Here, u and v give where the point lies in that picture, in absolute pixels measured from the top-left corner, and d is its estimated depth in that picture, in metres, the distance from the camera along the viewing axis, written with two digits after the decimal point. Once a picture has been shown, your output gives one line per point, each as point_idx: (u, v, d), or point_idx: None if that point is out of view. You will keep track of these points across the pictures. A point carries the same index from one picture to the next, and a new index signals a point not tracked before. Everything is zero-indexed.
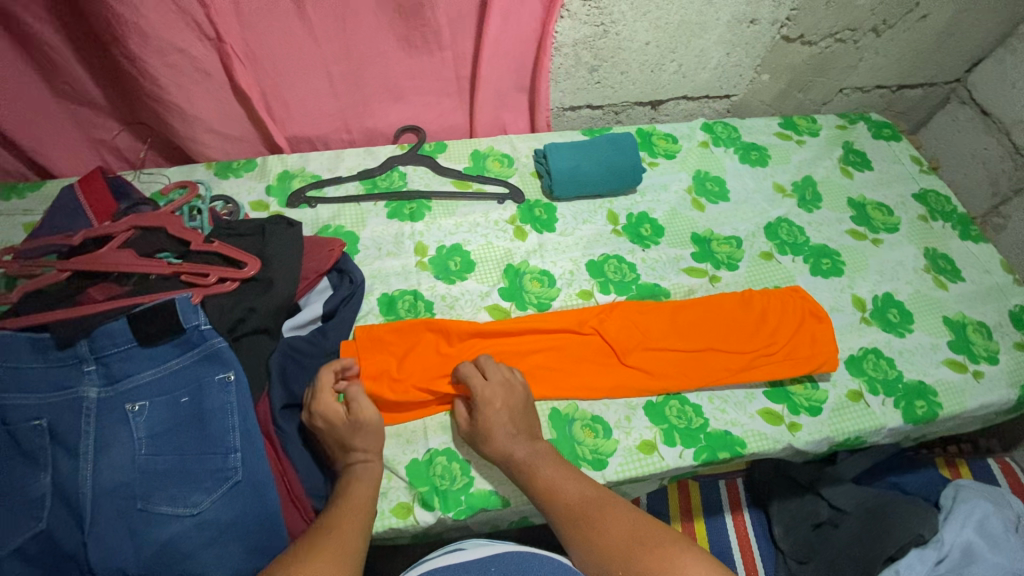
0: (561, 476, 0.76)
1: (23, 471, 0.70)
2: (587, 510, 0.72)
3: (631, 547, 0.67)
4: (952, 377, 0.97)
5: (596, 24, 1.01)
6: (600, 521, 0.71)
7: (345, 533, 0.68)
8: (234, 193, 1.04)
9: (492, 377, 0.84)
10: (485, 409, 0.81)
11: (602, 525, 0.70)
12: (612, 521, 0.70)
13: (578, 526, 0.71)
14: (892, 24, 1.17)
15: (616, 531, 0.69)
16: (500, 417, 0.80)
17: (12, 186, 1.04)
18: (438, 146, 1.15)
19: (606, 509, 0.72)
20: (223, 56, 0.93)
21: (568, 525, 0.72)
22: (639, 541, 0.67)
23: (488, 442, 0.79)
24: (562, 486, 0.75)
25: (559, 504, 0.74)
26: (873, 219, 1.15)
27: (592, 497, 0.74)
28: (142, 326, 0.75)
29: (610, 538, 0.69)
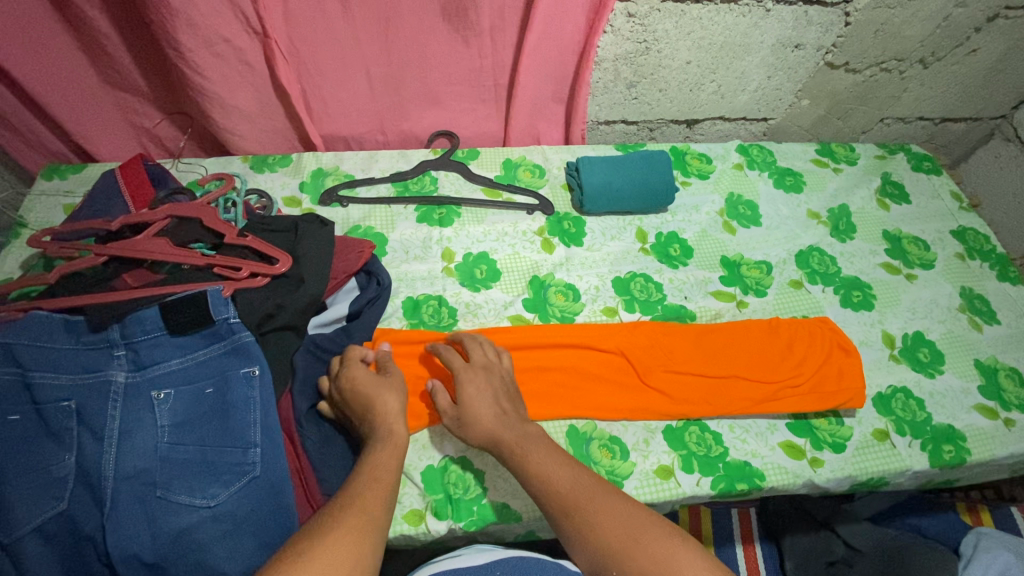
0: (554, 464, 0.73)
1: (50, 451, 0.71)
2: (580, 501, 0.69)
3: (629, 543, 0.64)
4: (982, 424, 0.94)
5: (639, 41, 1.01)
6: (593, 513, 0.67)
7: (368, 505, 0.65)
8: (268, 187, 1.05)
9: (475, 360, 0.84)
10: (473, 392, 0.80)
11: (596, 517, 0.67)
12: (608, 514, 0.67)
13: (571, 517, 0.68)
14: (940, 57, 1.14)
15: (611, 525, 0.66)
16: (487, 401, 0.79)
17: (55, 167, 1.07)
18: (471, 152, 1.15)
19: (601, 500, 0.69)
20: (268, 51, 0.93)
21: (562, 516, 0.69)
22: (635, 536, 0.64)
23: (477, 429, 0.78)
24: (554, 475, 0.72)
25: (552, 494, 0.71)
26: (907, 253, 1.13)
27: (585, 487, 0.71)
28: (172, 315, 0.76)
29: (605, 531, 0.66)
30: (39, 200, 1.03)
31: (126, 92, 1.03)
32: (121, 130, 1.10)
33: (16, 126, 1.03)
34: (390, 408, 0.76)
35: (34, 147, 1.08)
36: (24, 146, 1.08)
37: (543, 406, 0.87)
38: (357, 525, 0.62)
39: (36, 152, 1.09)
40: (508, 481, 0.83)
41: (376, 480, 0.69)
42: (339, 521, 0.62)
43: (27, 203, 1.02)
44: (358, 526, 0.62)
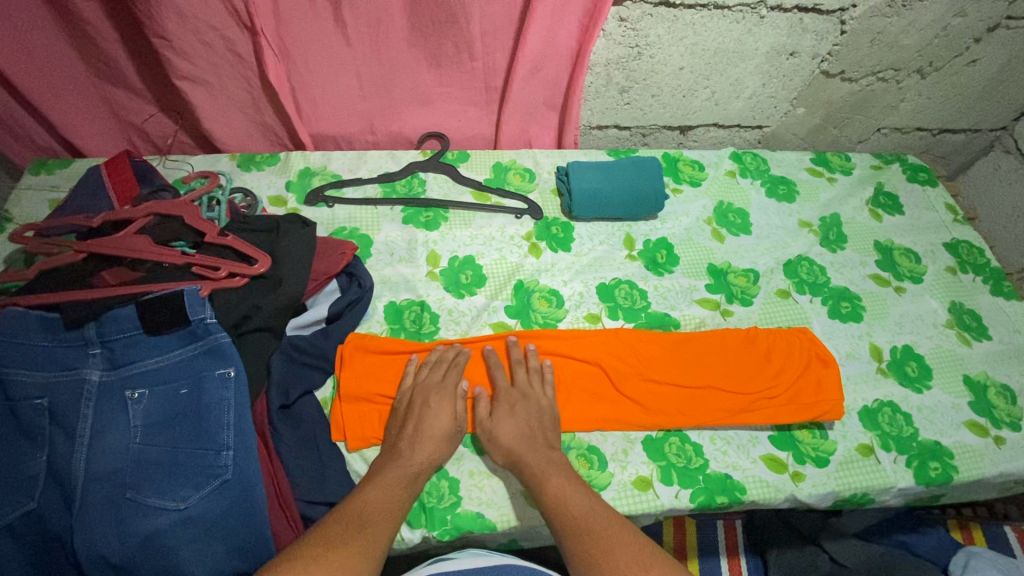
0: (571, 489, 0.74)
1: (20, 448, 0.71)
2: (594, 528, 0.69)
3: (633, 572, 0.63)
4: (971, 441, 0.93)
5: (631, 46, 1.00)
6: (605, 539, 0.67)
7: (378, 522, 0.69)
8: (255, 186, 1.05)
9: (519, 383, 0.87)
10: (505, 413, 0.83)
11: (607, 545, 0.66)
12: (618, 543, 0.67)
13: (581, 541, 0.68)
14: (938, 67, 1.13)
15: (621, 554, 0.65)
16: (515, 423, 0.82)
17: (42, 162, 1.06)
18: (461, 155, 1.14)
19: (614, 529, 0.69)
20: (256, 47, 0.92)
21: (572, 540, 0.69)
22: (643, 568, 0.64)
23: (499, 447, 0.80)
24: (570, 500, 0.73)
25: (564, 516, 0.71)
26: (898, 265, 1.11)
27: (601, 516, 0.70)
28: (149, 314, 0.75)
29: (611, 559, 0.65)
30: (25, 194, 1.02)
31: (114, 86, 1.03)
32: (111, 125, 1.09)
33: (4, 120, 1.03)
34: (427, 429, 0.80)
35: (21, 141, 1.08)
36: (12, 140, 1.07)
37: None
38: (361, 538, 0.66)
39: (25, 146, 1.09)
40: (488, 491, 0.82)
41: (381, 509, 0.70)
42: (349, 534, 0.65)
43: (13, 198, 1.01)
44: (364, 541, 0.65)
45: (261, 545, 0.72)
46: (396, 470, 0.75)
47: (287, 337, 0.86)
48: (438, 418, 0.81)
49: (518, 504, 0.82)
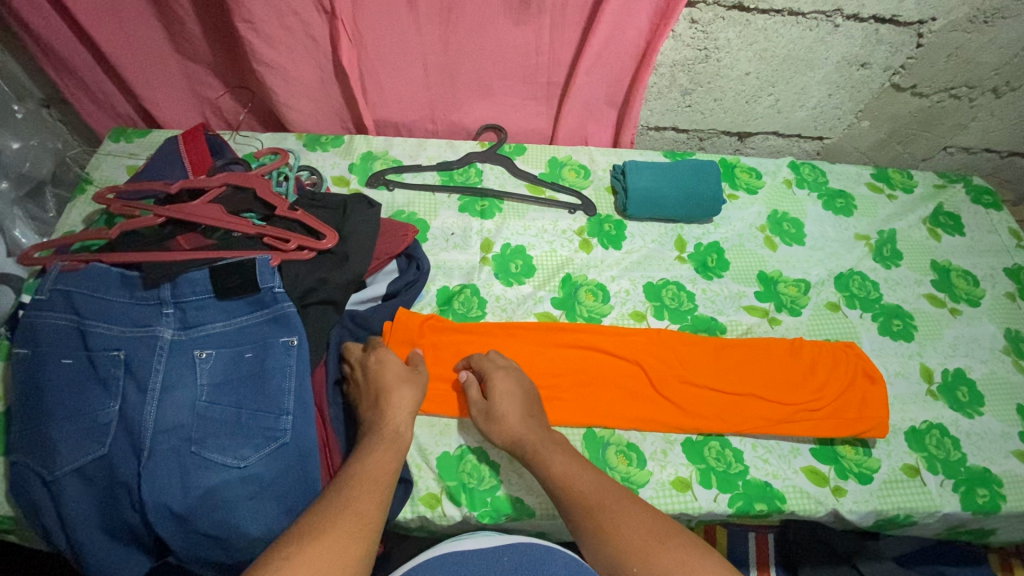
0: (577, 466, 0.75)
1: (96, 396, 0.74)
2: (602, 500, 0.71)
3: (651, 547, 0.65)
4: (1021, 471, 0.90)
5: (699, 48, 1.00)
6: (617, 514, 0.69)
7: (365, 519, 0.65)
8: (319, 165, 1.08)
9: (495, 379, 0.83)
10: (501, 395, 0.81)
11: (619, 517, 0.68)
12: (628, 516, 0.68)
13: (590, 514, 0.70)
14: (1015, 87, 1.09)
15: (633, 526, 0.67)
16: (513, 405, 0.80)
17: (122, 130, 1.12)
18: (517, 148, 1.15)
19: (623, 502, 0.71)
20: (332, 32, 0.95)
21: (580, 514, 0.70)
22: (657, 538, 0.66)
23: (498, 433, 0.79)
24: (578, 475, 0.74)
25: (572, 492, 0.72)
26: (955, 286, 1.08)
27: (606, 490, 0.72)
28: (221, 279, 0.79)
29: (624, 534, 0.67)
30: (104, 159, 1.08)
31: (194, 63, 1.07)
32: (186, 97, 1.14)
33: (89, 85, 1.09)
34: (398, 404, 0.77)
35: (104, 109, 1.14)
36: (93, 104, 1.13)
37: (561, 410, 0.87)
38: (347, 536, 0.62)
39: (105, 111, 1.15)
40: (524, 476, 0.83)
41: (372, 480, 0.69)
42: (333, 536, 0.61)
43: (95, 161, 1.07)
44: (350, 538, 0.62)
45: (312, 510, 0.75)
46: (376, 446, 0.73)
47: (348, 310, 0.89)
48: (406, 393, 0.79)
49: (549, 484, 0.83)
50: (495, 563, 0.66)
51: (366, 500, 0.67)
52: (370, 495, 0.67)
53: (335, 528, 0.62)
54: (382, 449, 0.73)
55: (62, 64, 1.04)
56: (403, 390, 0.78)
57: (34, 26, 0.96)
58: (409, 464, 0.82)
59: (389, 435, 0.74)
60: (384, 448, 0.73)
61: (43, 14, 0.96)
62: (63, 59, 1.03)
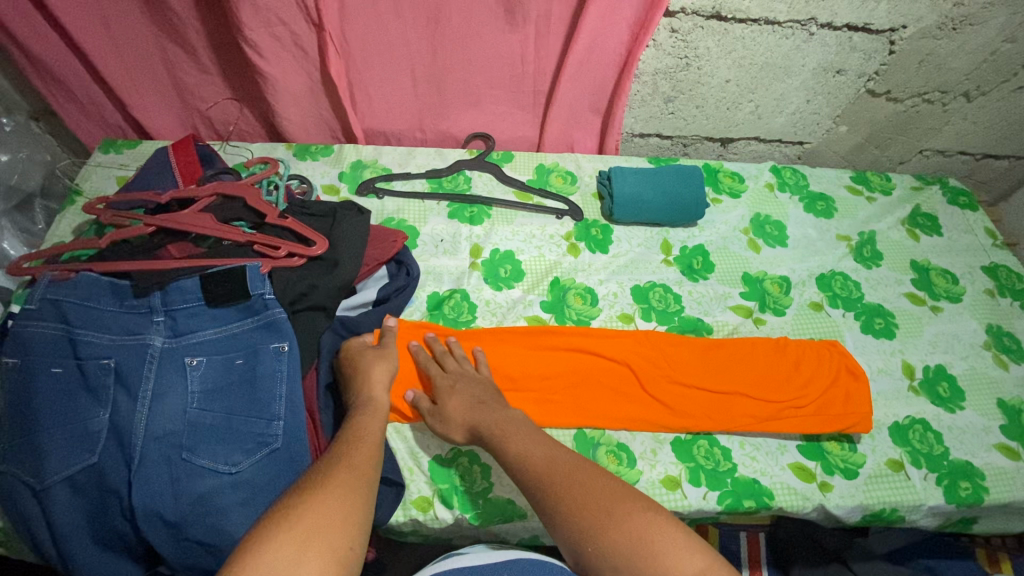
0: (532, 444, 0.73)
1: (86, 405, 0.74)
2: (554, 477, 0.67)
3: (602, 522, 0.61)
4: (1003, 464, 0.92)
5: (680, 57, 1.02)
6: (567, 487, 0.66)
7: (363, 469, 0.65)
8: (309, 174, 1.10)
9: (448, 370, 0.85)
10: (447, 394, 0.81)
11: (569, 492, 0.65)
12: (580, 489, 0.65)
13: (544, 491, 0.67)
14: (985, 91, 1.13)
15: (585, 500, 0.64)
16: (461, 399, 0.81)
17: (112, 142, 1.13)
18: (505, 156, 1.17)
19: (578, 475, 0.67)
20: (321, 43, 0.97)
21: (536, 493, 0.67)
22: (606, 508, 0.63)
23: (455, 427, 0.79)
24: (532, 452, 0.71)
25: (528, 473, 0.69)
26: (935, 285, 1.11)
27: (558, 465, 0.69)
28: (211, 287, 0.80)
29: (575, 508, 0.63)
30: (94, 170, 1.08)
31: (184, 75, 1.09)
32: (177, 109, 1.15)
33: (79, 97, 1.09)
34: (375, 379, 0.79)
35: (95, 121, 1.15)
36: (83, 117, 1.14)
37: (549, 413, 0.88)
38: (348, 485, 0.62)
39: (95, 124, 1.15)
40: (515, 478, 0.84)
41: (360, 438, 0.70)
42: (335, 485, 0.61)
43: (84, 172, 1.08)
44: (352, 482, 0.63)
45: None
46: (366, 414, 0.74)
47: (338, 316, 0.90)
48: (378, 369, 0.80)
49: None
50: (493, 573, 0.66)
51: (363, 454, 0.67)
52: (360, 449, 0.68)
53: (336, 476, 0.62)
54: (372, 417, 0.74)
55: (53, 77, 1.05)
56: (376, 366, 0.80)
57: (25, 40, 0.97)
58: (401, 467, 0.82)
59: (369, 403, 0.76)
60: (366, 415, 0.74)
61: (36, 28, 0.97)
62: (53, 73, 1.04)
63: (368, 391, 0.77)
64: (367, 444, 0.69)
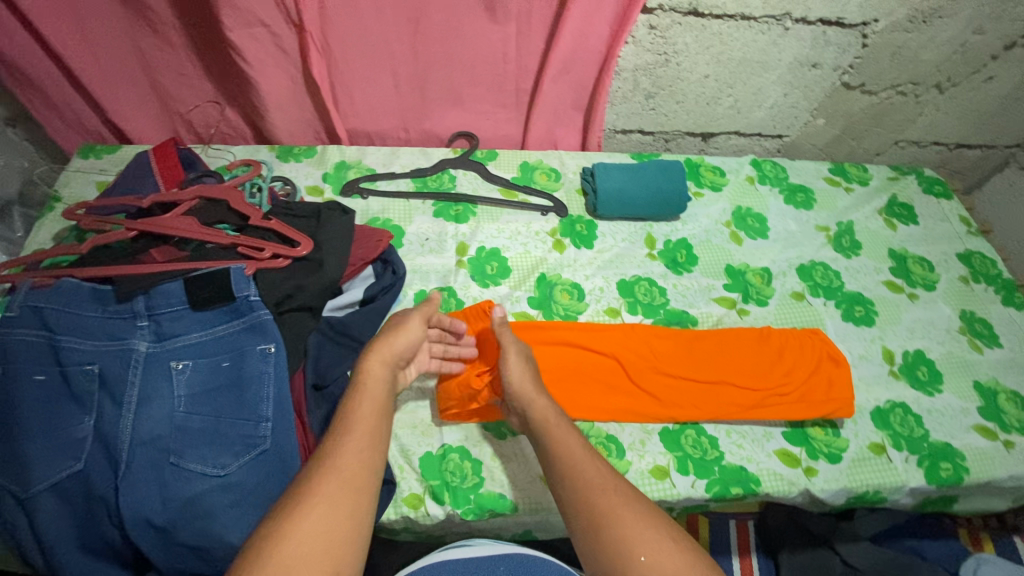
0: (582, 447, 0.72)
1: (71, 412, 0.74)
2: (608, 485, 0.66)
3: (659, 537, 0.60)
4: (981, 444, 0.94)
5: (659, 53, 1.04)
6: (614, 501, 0.64)
7: (356, 472, 0.63)
8: (293, 175, 1.10)
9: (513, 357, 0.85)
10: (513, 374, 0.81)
11: (621, 503, 0.64)
12: (628, 501, 0.64)
13: (592, 500, 0.65)
14: (956, 83, 1.16)
15: (641, 513, 0.63)
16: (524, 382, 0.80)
17: (92, 147, 1.12)
18: (489, 154, 1.18)
19: (631, 490, 0.66)
20: (302, 44, 0.97)
21: (581, 500, 0.66)
22: (648, 530, 0.61)
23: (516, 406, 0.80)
24: (582, 460, 0.69)
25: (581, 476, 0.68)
26: (912, 272, 1.13)
27: (613, 475, 0.68)
28: (196, 290, 0.79)
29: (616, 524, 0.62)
30: (74, 176, 1.07)
31: (163, 79, 1.08)
32: (158, 113, 1.14)
33: (57, 104, 1.08)
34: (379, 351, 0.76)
35: (73, 126, 1.14)
36: (61, 123, 1.12)
37: (569, 404, 0.89)
38: (334, 489, 0.60)
39: (73, 129, 1.14)
40: (506, 472, 0.85)
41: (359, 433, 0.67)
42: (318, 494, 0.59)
43: (63, 179, 1.07)
44: (345, 495, 0.60)
45: None
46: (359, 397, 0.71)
47: (324, 317, 0.90)
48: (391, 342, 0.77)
49: (536, 486, 0.84)
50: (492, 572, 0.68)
51: (356, 451, 0.64)
52: (357, 448, 0.65)
53: (325, 490, 0.59)
54: (364, 402, 0.70)
55: (29, 83, 1.04)
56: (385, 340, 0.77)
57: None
58: (392, 465, 0.82)
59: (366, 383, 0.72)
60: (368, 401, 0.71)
61: (10, 33, 0.96)
62: (29, 78, 1.02)
63: (363, 373, 0.73)
64: (364, 442, 0.66)
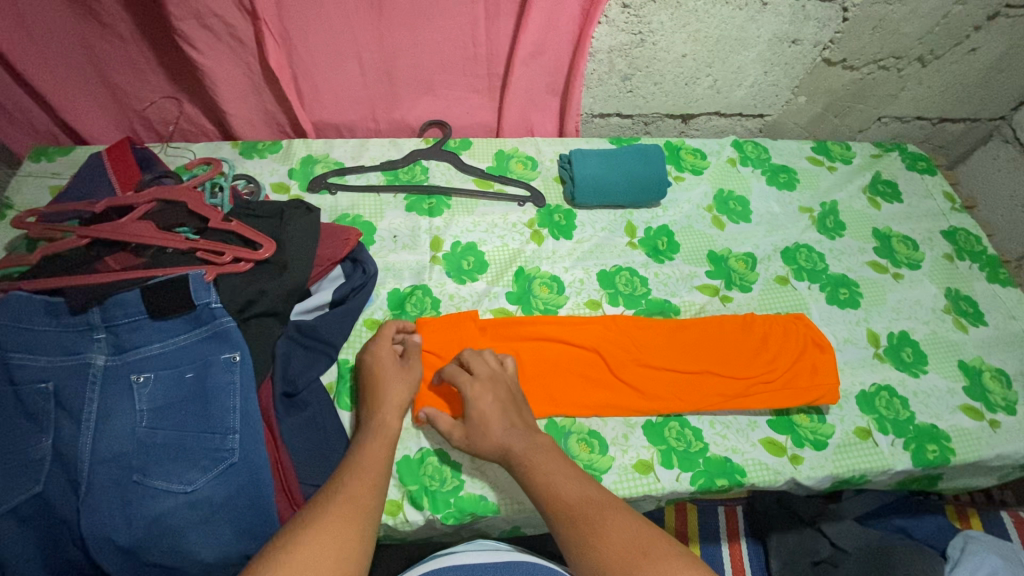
0: (562, 476, 0.72)
1: (26, 432, 0.70)
2: (587, 514, 0.67)
3: (634, 560, 0.61)
4: (967, 424, 0.94)
5: (634, 33, 1.00)
6: (604, 525, 0.65)
7: (358, 499, 0.67)
8: (257, 172, 1.05)
9: (480, 373, 0.82)
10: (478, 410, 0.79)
11: (604, 531, 0.65)
12: (620, 523, 0.65)
13: (576, 527, 0.66)
14: (939, 55, 1.13)
15: (618, 539, 0.64)
16: (492, 416, 0.79)
17: (43, 149, 1.06)
18: (463, 143, 1.14)
19: (615, 512, 0.67)
20: (257, 32, 0.92)
21: (566, 525, 0.67)
22: (641, 551, 0.62)
23: (484, 442, 0.78)
24: (563, 486, 0.71)
25: (563, 503, 0.69)
26: (896, 252, 1.12)
27: (592, 501, 0.69)
28: (153, 298, 0.75)
29: (611, 546, 0.63)
30: (25, 181, 1.02)
31: (114, 74, 1.02)
32: (111, 110, 1.09)
33: (3, 103, 1.02)
34: (387, 399, 0.79)
35: (21, 127, 1.08)
36: (8, 124, 1.07)
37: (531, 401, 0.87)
38: (345, 521, 0.64)
39: (22, 130, 1.08)
40: (487, 474, 0.83)
41: (367, 462, 0.72)
42: (331, 524, 0.63)
43: (14, 184, 1.01)
44: (346, 517, 0.64)
45: (268, 529, 0.73)
46: (373, 432, 0.76)
47: (292, 321, 0.86)
48: (393, 385, 0.80)
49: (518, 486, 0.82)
50: None
51: (361, 488, 0.68)
52: (363, 475, 0.70)
53: (332, 512, 0.64)
54: (376, 439, 0.75)
55: None
56: (389, 386, 0.80)
57: None
58: None
59: (378, 427, 0.76)
60: (377, 439, 0.75)
61: None
62: None
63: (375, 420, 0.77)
64: (370, 469, 0.71)
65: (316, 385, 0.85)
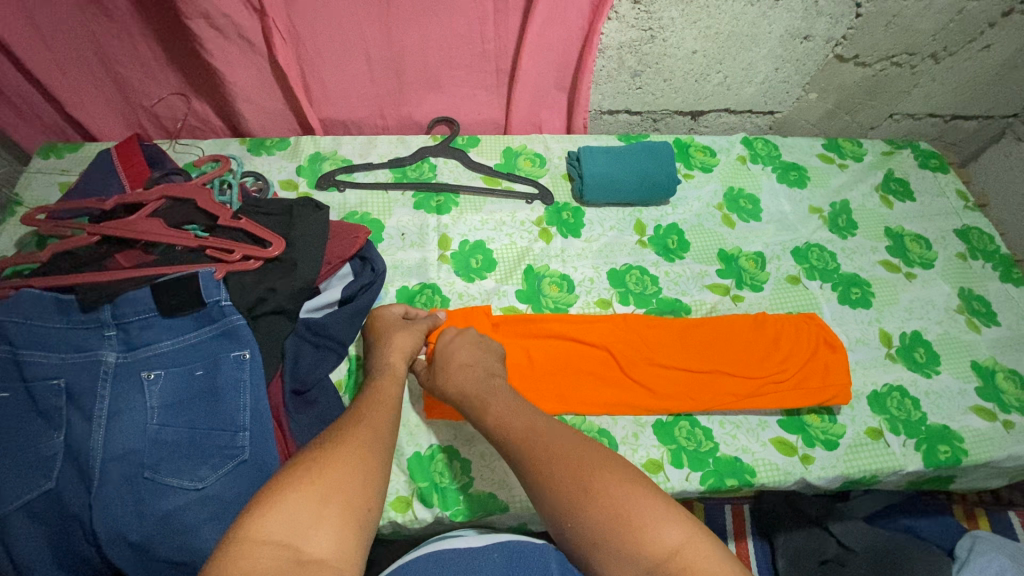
0: (511, 410, 0.71)
1: (39, 429, 0.71)
2: (535, 450, 0.65)
3: (579, 498, 0.59)
4: (979, 425, 0.93)
5: (644, 29, 0.99)
6: (552, 459, 0.63)
7: (376, 426, 0.66)
8: (266, 170, 1.05)
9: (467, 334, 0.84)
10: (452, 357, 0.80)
11: (550, 464, 0.63)
12: (570, 453, 0.63)
13: (526, 466, 0.65)
14: (953, 52, 1.11)
15: (563, 475, 0.61)
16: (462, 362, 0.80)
17: (52, 145, 1.07)
18: (471, 140, 1.13)
19: (566, 447, 0.64)
20: (265, 29, 0.91)
21: (519, 459, 0.66)
22: (586, 485, 0.60)
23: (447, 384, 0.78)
24: (512, 421, 0.70)
25: (509, 436, 0.68)
26: (908, 251, 1.11)
27: (544, 433, 0.67)
28: (164, 297, 0.75)
29: (558, 482, 0.61)
30: (35, 177, 1.02)
31: (122, 71, 1.02)
32: (119, 106, 1.09)
33: (13, 99, 1.03)
34: (396, 347, 0.81)
35: (30, 123, 1.08)
36: (18, 121, 1.07)
37: (541, 398, 0.87)
38: (367, 446, 0.63)
39: (32, 126, 1.09)
40: (497, 471, 0.83)
41: (380, 401, 0.71)
42: (354, 445, 0.62)
43: (24, 180, 1.02)
44: (367, 442, 0.63)
45: None
46: (384, 378, 0.76)
47: (301, 320, 0.86)
48: (401, 336, 0.82)
49: None
50: (485, 558, 0.62)
51: (380, 421, 0.67)
52: (379, 410, 0.69)
53: (352, 436, 0.63)
54: (388, 382, 0.75)
55: None
56: (398, 335, 0.82)
57: None
58: None
59: (387, 368, 0.78)
60: (390, 377, 0.76)
61: None
62: None
63: (386, 365, 0.78)
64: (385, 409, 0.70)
65: (326, 383, 0.85)
